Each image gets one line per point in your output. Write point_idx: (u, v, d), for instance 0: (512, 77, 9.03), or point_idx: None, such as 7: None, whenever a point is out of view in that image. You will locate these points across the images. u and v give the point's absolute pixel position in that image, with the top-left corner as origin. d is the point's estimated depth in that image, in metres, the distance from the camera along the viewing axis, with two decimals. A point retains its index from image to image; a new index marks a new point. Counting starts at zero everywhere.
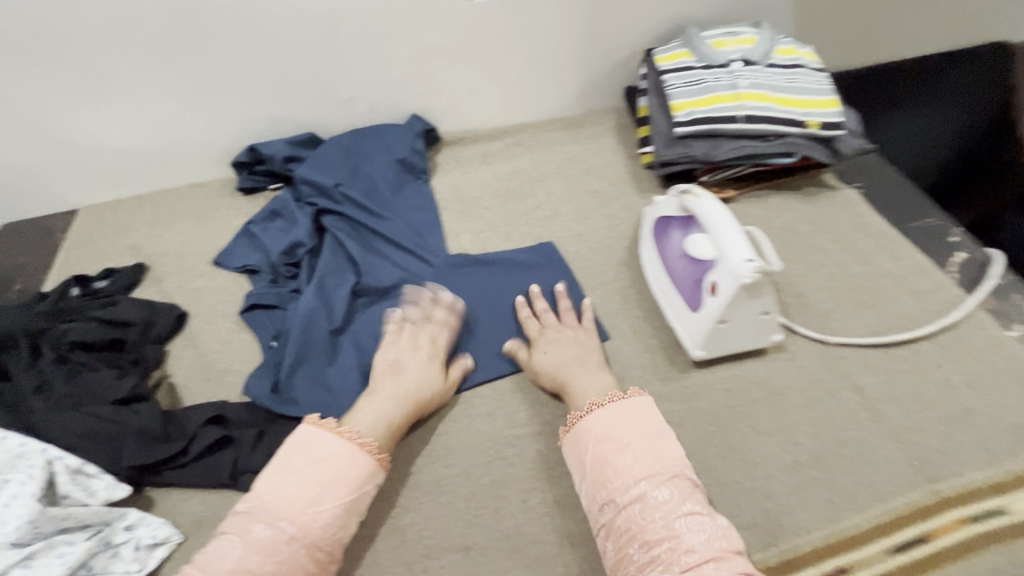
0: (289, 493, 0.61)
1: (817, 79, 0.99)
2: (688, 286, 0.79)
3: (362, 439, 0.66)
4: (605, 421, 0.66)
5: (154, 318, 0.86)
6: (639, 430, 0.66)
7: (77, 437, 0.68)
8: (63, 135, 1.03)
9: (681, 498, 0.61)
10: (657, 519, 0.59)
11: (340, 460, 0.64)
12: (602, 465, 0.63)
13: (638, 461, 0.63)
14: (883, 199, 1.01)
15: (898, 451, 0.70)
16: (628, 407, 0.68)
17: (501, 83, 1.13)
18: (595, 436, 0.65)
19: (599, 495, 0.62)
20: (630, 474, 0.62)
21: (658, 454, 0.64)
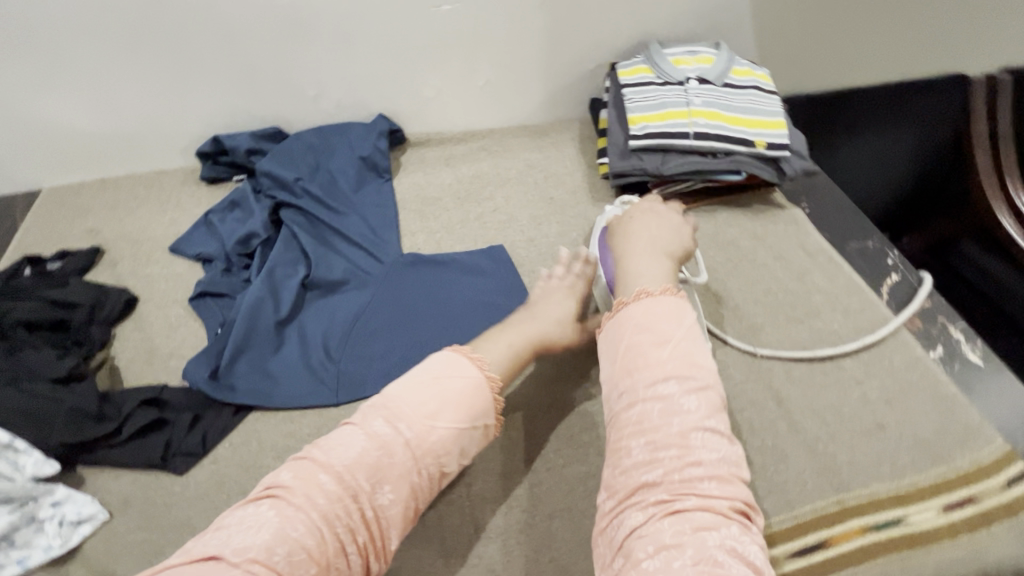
0: (411, 399, 0.62)
1: (768, 101, 1.03)
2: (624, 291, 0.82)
3: (490, 372, 0.66)
4: (645, 312, 0.64)
5: (103, 300, 0.87)
6: (678, 332, 0.63)
7: (11, 412, 0.69)
8: (28, 116, 1.04)
9: (708, 417, 0.58)
10: (685, 447, 0.56)
11: (468, 385, 0.64)
12: (634, 355, 0.62)
13: (670, 360, 0.60)
14: (826, 221, 1.05)
15: (809, 460, 0.73)
16: (672, 301, 0.65)
17: (468, 89, 1.16)
18: (633, 329, 0.64)
19: (623, 379, 0.61)
20: (660, 370, 0.60)
21: (690, 359, 0.61)
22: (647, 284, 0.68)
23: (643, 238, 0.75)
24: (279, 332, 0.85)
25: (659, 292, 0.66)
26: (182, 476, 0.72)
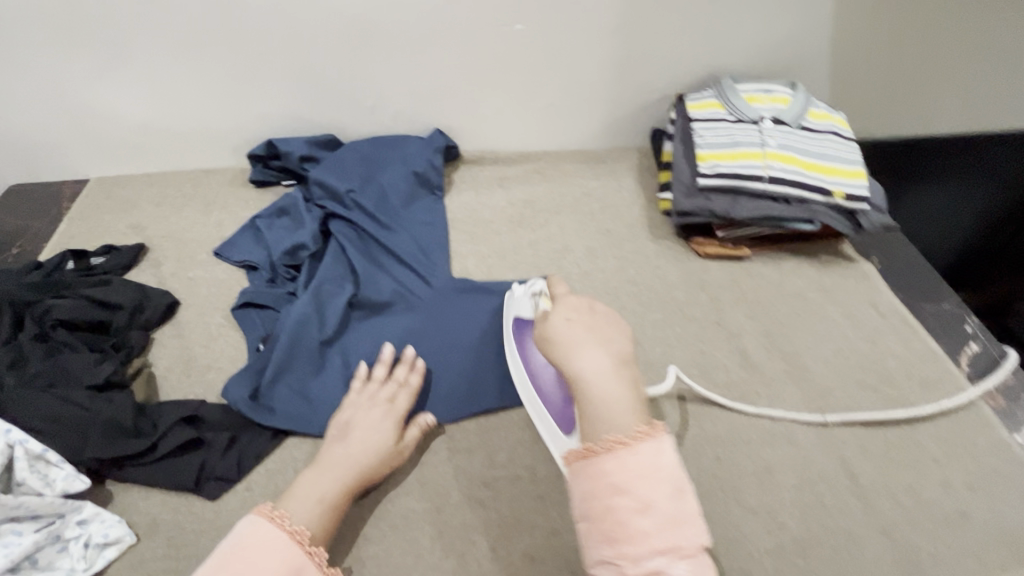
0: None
1: (847, 148, 0.97)
2: (559, 404, 0.71)
3: (295, 528, 0.58)
4: (608, 456, 0.50)
5: (145, 303, 0.84)
6: (648, 467, 0.49)
7: (44, 420, 0.66)
8: (84, 105, 1.03)
9: (691, 540, 0.48)
10: (626, 527, 0.47)
11: (266, 547, 0.55)
12: (608, 475, 0.50)
13: (655, 483, 0.49)
14: (900, 278, 0.98)
15: (887, 548, 0.66)
16: (654, 445, 0.50)
17: (527, 109, 1.12)
18: (614, 467, 0.50)
19: (595, 506, 0.49)
20: (619, 483, 0.49)
21: (657, 470, 0.49)
22: (613, 426, 0.53)
23: (582, 356, 0.58)
24: (322, 353, 0.81)
25: (630, 433, 0.51)
26: (213, 502, 0.67)
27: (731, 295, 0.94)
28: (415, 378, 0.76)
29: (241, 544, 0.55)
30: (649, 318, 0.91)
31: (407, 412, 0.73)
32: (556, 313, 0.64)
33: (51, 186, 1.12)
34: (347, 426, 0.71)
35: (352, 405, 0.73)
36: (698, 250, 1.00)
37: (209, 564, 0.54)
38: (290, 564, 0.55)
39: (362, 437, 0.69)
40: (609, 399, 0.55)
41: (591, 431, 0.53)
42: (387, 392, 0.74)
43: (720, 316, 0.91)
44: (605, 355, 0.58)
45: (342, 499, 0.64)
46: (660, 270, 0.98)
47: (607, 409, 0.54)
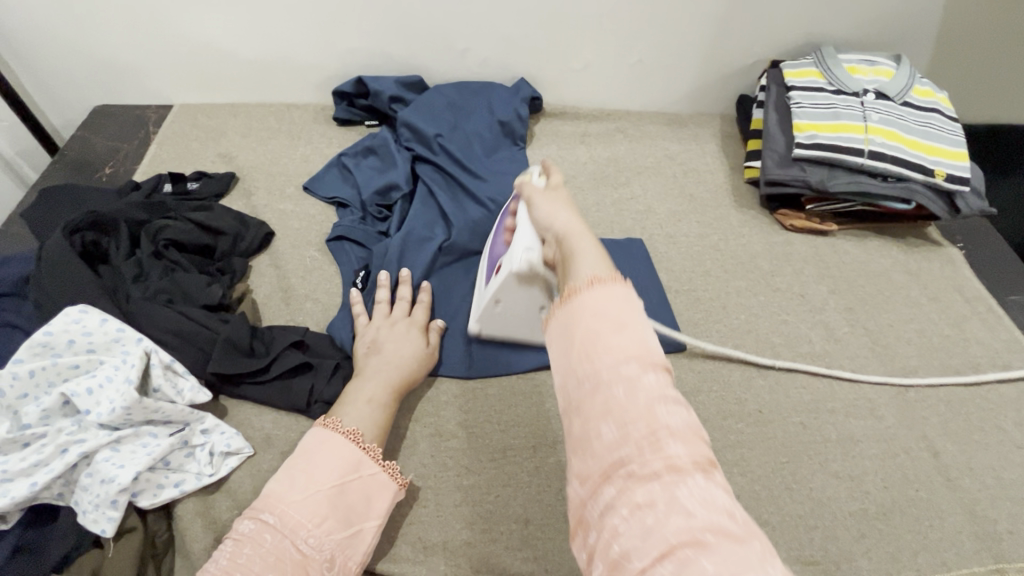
0: (275, 486, 0.58)
1: (952, 129, 0.94)
2: (491, 262, 0.77)
3: (348, 428, 0.64)
4: (593, 306, 0.43)
5: (244, 231, 0.86)
6: (622, 325, 0.42)
7: (167, 332, 0.68)
8: (174, 28, 1.02)
9: (669, 395, 0.39)
10: (632, 388, 0.39)
11: (327, 449, 0.61)
12: (589, 344, 0.42)
13: (624, 340, 0.41)
14: (985, 265, 0.97)
15: (967, 522, 0.69)
16: (620, 291, 0.44)
17: (616, 65, 1.09)
18: (585, 321, 0.43)
19: (580, 367, 0.41)
20: (614, 347, 0.41)
21: (633, 336, 0.41)
22: (589, 267, 0.47)
23: (557, 215, 0.57)
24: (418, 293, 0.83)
25: (599, 272, 0.46)
26: None
27: (815, 269, 0.94)
28: (425, 294, 0.80)
29: (304, 450, 0.61)
30: (732, 285, 0.91)
31: (424, 321, 0.78)
32: (533, 190, 0.64)
33: (135, 109, 1.12)
34: (375, 344, 0.73)
35: (373, 326, 0.75)
36: (784, 222, 0.99)
37: (280, 470, 0.61)
38: (351, 460, 0.61)
39: (395, 347, 0.73)
40: (580, 254, 0.49)
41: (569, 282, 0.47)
42: (401, 310, 0.77)
43: (804, 288, 0.91)
44: (589, 241, 0.51)
45: (390, 399, 0.69)
46: (744, 238, 0.97)
47: (580, 263, 0.48)
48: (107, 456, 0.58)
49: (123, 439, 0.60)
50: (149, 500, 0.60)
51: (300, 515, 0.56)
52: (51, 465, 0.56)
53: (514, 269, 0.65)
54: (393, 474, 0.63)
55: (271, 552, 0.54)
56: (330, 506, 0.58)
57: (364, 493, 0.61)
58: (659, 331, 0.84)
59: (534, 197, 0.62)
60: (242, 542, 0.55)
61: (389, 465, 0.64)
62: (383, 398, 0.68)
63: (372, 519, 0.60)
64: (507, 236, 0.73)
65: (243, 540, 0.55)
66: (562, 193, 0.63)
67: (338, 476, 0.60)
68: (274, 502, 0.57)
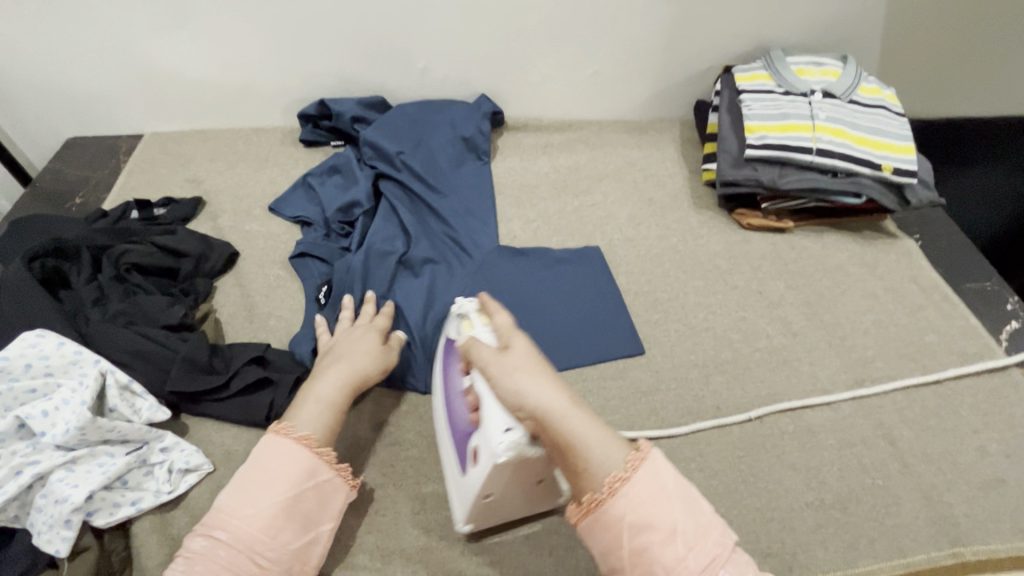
0: (227, 500, 0.56)
1: (899, 124, 0.97)
2: (460, 437, 0.62)
3: (300, 434, 0.60)
4: (586, 445, 0.52)
5: (208, 252, 0.88)
6: (663, 489, 0.51)
7: (125, 353, 0.70)
8: (140, 59, 1.05)
9: (712, 545, 0.49)
10: (685, 574, 0.48)
11: (280, 458, 0.58)
12: (587, 477, 0.52)
13: (661, 516, 0.49)
14: (942, 254, 0.98)
15: (923, 508, 0.69)
16: (584, 415, 0.54)
17: (574, 77, 1.12)
18: (629, 525, 0.49)
19: (634, 569, 0.49)
20: (603, 479, 0.51)
21: (610, 448, 0.52)
22: (608, 462, 0.52)
23: (528, 392, 0.54)
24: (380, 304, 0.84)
25: (562, 403, 0.53)
26: None
27: (773, 266, 0.95)
28: (387, 305, 0.79)
29: (256, 460, 0.58)
30: (691, 285, 0.93)
31: (385, 327, 0.76)
32: (486, 355, 0.58)
33: (107, 140, 1.15)
34: (333, 349, 0.72)
35: (335, 337, 0.74)
36: (742, 222, 1.01)
37: (231, 479, 0.58)
38: (305, 468, 0.59)
39: (351, 349, 0.71)
40: (578, 436, 0.52)
41: (589, 481, 0.52)
42: (364, 320, 0.77)
43: (762, 284, 0.93)
44: (578, 413, 0.53)
45: (344, 399, 0.65)
46: (703, 239, 0.99)
47: (596, 449, 0.52)
48: (61, 476, 0.59)
49: (78, 459, 0.60)
50: (104, 519, 0.61)
51: (254, 530, 0.55)
52: (5, 488, 0.57)
53: (499, 459, 0.54)
54: (347, 477, 0.62)
55: (226, 569, 0.53)
56: (285, 519, 0.56)
57: (320, 500, 0.60)
58: (618, 333, 0.85)
59: (494, 378, 0.56)
60: (194, 559, 0.53)
61: (343, 468, 0.62)
62: (336, 398, 0.65)
63: (326, 523, 0.60)
64: (473, 413, 0.60)
65: (196, 557, 0.53)
66: (503, 322, 0.63)
67: (292, 486, 0.57)
68: (226, 516, 0.55)
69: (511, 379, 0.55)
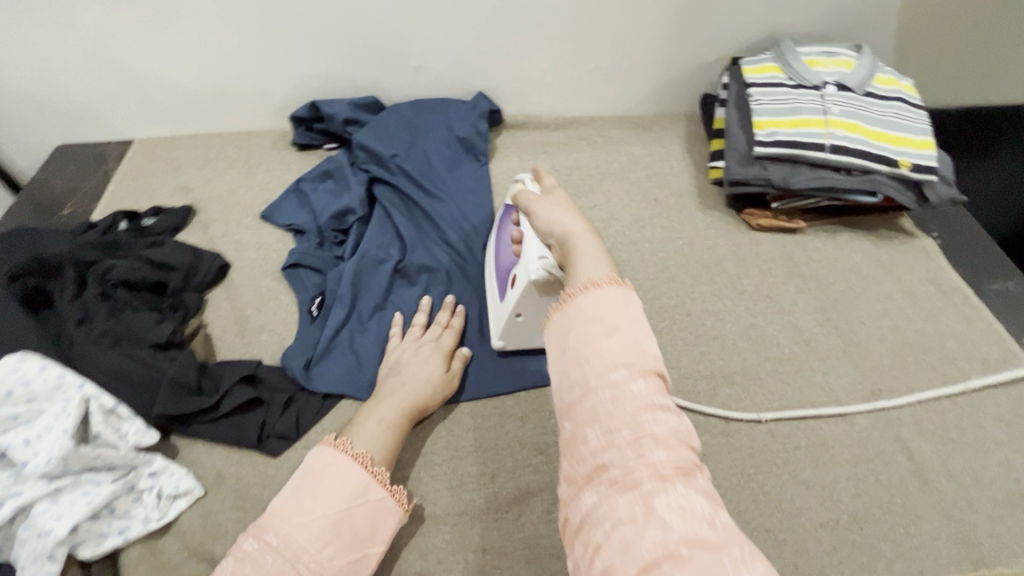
0: (279, 506, 0.55)
1: (916, 117, 0.92)
2: (505, 256, 0.79)
3: (356, 451, 0.61)
4: (592, 304, 0.45)
5: (197, 264, 0.85)
6: (624, 317, 0.45)
7: (110, 377, 0.68)
8: (126, 64, 1.02)
9: (657, 392, 0.41)
10: (621, 397, 0.40)
11: (335, 470, 0.58)
12: (582, 347, 0.43)
13: (631, 392, 0.41)
14: (962, 252, 0.94)
15: (945, 527, 0.66)
16: (617, 294, 0.46)
17: (574, 72, 1.08)
18: (581, 322, 0.45)
19: (572, 371, 0.43)
20: (608, 356, 0.42)
21: (637, 342, 0.43)
22: (589, 270, 0.48)
23: (558, 218, 0.55)
24: (376, 316, 0.81)
25: (602, 276, 0.47)
26: (274, 459, 0.69)
27: (783, 268, 0.91)
28: (457, 321, 0.79)
29: (310, 469, 0.58)
30: (697, 291, 0.89)
31: (451, 348, 0.76)
32: (545, 191, 0.71)
33: (95, 147, 1.12)
34: (397, 364, 0.73)
35: (401, 346, 0.75)
36: (751, 222, 0.96)
37: (284, 487, 0.58)
38: (358, 484, 0.58)
39: (415, 370, 0.72)
40: (580, 253, 0.51)
41: (569, 282, 0.49)
42: (432, 333, 0.77)
43: (773, 289, 0.89)
44: (589, 237, 0.52)
45: (399, 421, 0.67)
46: (710, 241, 0.95)
47: (581, 260, 0.50)
48: (44, 508, 0.57)
49: (62, 489, 0.58)
50: (90, 550, 0.59)
51: (303, 538, 0.53)
52: None
53: (535, 278, 0.68)
54: (400, 499, 0.60)
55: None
56: (334, 531, 0.54)
57: (371, 519, 0.57)
58: None
59: (531, 205, 0.59)
60: (243, 562, 0.51)
61: (397, 491, 0.60)
62: (393, 419, 0.67)
63: (376, 544, 0.57)
64: (517, 247, 0.74)
65: (245, 560, 0.51)
66: (546, 185, 0.72)
67: (344, 500, 0.56)
68: (278, 521, 0.54)
69: (543, 205, 0.58)
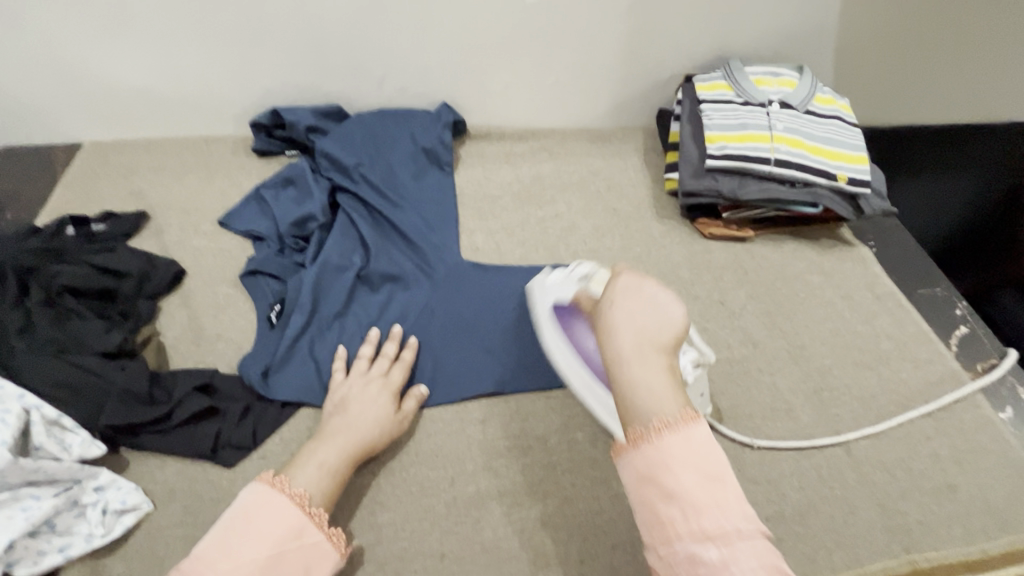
0: (205, 550, 0.53)
1: (853, 134, 0.99)
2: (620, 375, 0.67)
3: (295, 490, 0.60)
4: (671, 457, 0.46)
5: (151, 271, 0.83)
6: (696, 472, 0.45)
7: (56, 386, 0.66)
8: (76, 65, 0.99)
9: (747, 555, 0.42)
10: (694, 563, 0.43)
11: (269, 513, 0.57)
12: (654, 517, 0.45)
13: (720, 543, 0.43)
14: (895, 260, 1.01)
15: (879, 516, 0.70)
16: (697, 436, 0.46)
17: (536, 86, 1.11)
18: (655, 472, 0.46)
19: (652, 529, 0.46)
20: (678, 520, 0.44)
21: (718, 504, 0.44)
22: (661, 406, 0.48)
23: (627, 334, 0.53)
24: (336, 323, 0.81)
25: (676, 416, 0.48)
26: (228, 470, 0.68)
27: (733, 275, 0.96)
28: (408, 354, 0.77)
29: (242, 509, 0.57)
30: None
31: (400, 385, 0.74)
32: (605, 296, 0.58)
33: (41, 149, 1.08)
34: (342, 402, 0.71)
35: (346, 382, 0.73)
36: (704, 231, 1.01)
37: (213, 528, 0.56)
38: (294, 527, 0.57)
39: (361, 409, 0.70)
40: (641, 383, 0.50)
41: (635, 418, 0.49)
42: (379, 367, 0.75)
43: (723, 294, 0.93)
44: (662, 361, 0.52)
45: (344, 465, 0.65)
46: (666, 249, 0.99)
47: (647, 390, 0.50)
48: None
49: None
50: (27, 569, 0.57)
51: None
52: None
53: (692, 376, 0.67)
54: (338, 542, 0.59)
55: None
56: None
57: (305, 564, 0.56)
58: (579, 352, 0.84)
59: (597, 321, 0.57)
60: None
61: (335, 532, 0.59)
62: (336, 464, 0.64)
63: None
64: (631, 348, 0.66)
65: None
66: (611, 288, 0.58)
67: (277, 544, 0.55)
68: (202, 568, 0.52)
69: (642, 310, 0.54)
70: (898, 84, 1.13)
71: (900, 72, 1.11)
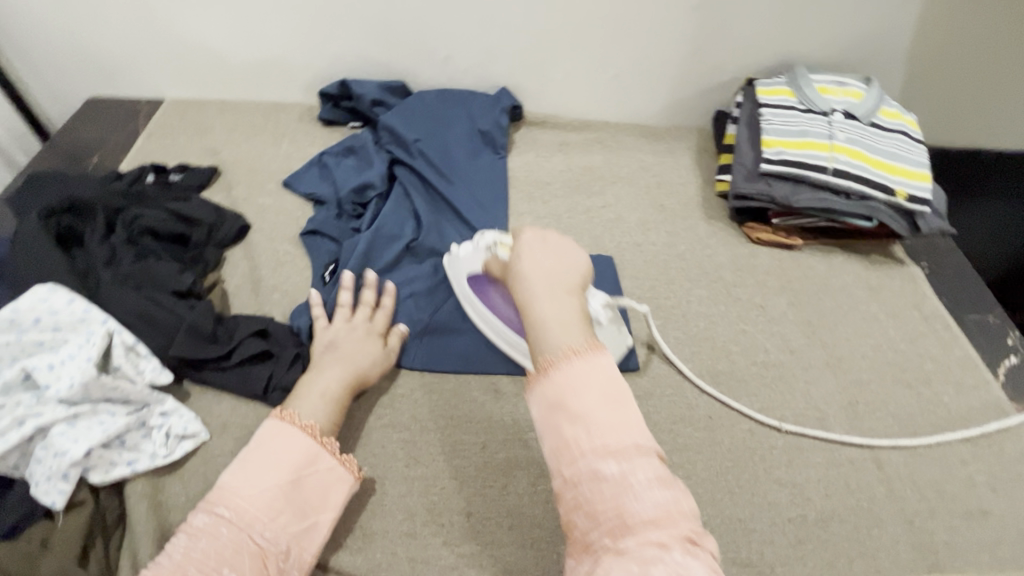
0: (231, 478, 0.59)
1: (916, 151, 0.97)
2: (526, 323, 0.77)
3: (305, 423, 0.64)
4: (575, 378, 0.48)
5: (220, 222, 0.89)
6: (597, 396, 0.48)
7: (132, 315, 0.72)
8: (165, 24, 1.05)
9: (646, 468, 0.46)
10: (596, 478, 0.46)
11: (284, 442, 0.62)
12: (560, 442, 0.48)
13: (612, 441, 0.46)
14: (948, 282, 0.98)
15: (905, 532, 0.70)
16: (597, 361, 0.49)
17: (595, 78, 1.12)
18: (561, 391, 0.48)
19: (554, 445, 0.48)
20: (583, 444, 0.47)
21: (615, 424, 0.47)
22: (566, 336, 0.51)
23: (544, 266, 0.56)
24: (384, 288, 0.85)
25: (580, 343, 0.50)
26: None
27: (777, 281, 0.96)
28: (387, 300, 0.81)
29: (259, 442, 0.61)
30: (694, 294, 0.93)
31: (383, 326, 0.78)
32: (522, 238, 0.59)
33: (127, 102, 1.16)
34: (332, 345, 0.74)
35: (332, 328, 0.76)
36: (751, 235, 1.01)
37: (237, 459, 0.61)
38: (307, 453, 0.62)
39: (351, 352, 0.73)
40: (549, 318, 0.52)
41: (541, 347, 0.51)
42: (361, 314, 0.78)
43: (764, 300, 0.93)
44: (574, 299, 0.54)
45: (342, 397, 0.69)
46: (710, 249, 1.00)
47: (550, 326, 0.51)
48: (62, 430, 0.61)
49: (79, 415, 0.62)
50: (100, 476, 0.63)
51: (255, 508, 0.57)
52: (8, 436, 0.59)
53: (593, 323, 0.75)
54: (351, 467, 0.64)
55: (229, 546, 0.55)
56: (284, 501, 0.58)
57: (320, 486, 0.61)
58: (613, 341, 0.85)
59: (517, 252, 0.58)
60: (197, 534, 0.55)
61: (348, 458, 0.64)
62: (335, 394, 0.69)
63: (329, 511, 0.61)
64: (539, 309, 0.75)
65: (199, 533, 0.55)
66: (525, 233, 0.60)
67: (294, 471, 0.60)
68: (228, 494, 0.58)
69: (549, 248, 0.57)
70: (986, 109, 1.09)
71: (985, 97, 1.08)
